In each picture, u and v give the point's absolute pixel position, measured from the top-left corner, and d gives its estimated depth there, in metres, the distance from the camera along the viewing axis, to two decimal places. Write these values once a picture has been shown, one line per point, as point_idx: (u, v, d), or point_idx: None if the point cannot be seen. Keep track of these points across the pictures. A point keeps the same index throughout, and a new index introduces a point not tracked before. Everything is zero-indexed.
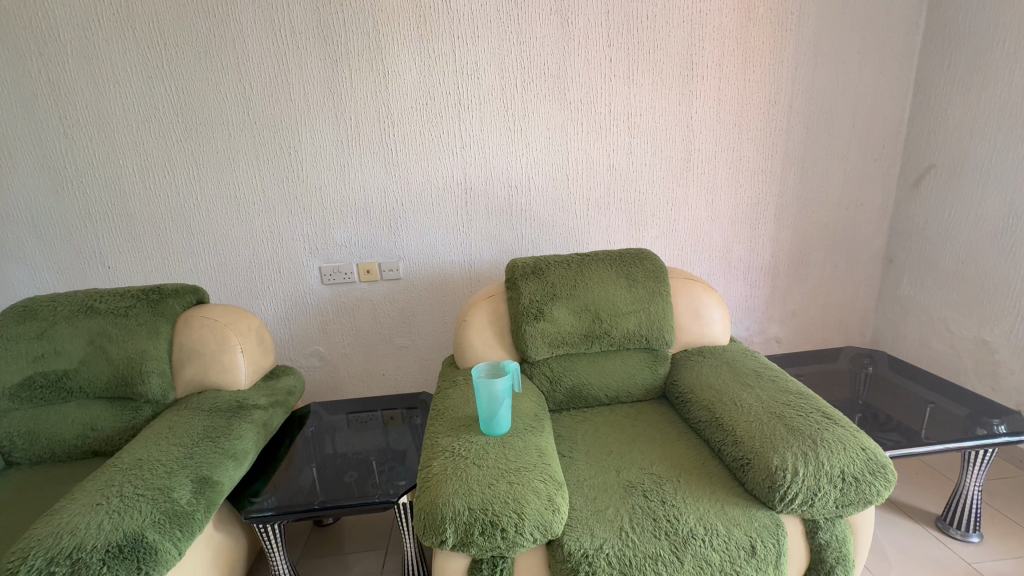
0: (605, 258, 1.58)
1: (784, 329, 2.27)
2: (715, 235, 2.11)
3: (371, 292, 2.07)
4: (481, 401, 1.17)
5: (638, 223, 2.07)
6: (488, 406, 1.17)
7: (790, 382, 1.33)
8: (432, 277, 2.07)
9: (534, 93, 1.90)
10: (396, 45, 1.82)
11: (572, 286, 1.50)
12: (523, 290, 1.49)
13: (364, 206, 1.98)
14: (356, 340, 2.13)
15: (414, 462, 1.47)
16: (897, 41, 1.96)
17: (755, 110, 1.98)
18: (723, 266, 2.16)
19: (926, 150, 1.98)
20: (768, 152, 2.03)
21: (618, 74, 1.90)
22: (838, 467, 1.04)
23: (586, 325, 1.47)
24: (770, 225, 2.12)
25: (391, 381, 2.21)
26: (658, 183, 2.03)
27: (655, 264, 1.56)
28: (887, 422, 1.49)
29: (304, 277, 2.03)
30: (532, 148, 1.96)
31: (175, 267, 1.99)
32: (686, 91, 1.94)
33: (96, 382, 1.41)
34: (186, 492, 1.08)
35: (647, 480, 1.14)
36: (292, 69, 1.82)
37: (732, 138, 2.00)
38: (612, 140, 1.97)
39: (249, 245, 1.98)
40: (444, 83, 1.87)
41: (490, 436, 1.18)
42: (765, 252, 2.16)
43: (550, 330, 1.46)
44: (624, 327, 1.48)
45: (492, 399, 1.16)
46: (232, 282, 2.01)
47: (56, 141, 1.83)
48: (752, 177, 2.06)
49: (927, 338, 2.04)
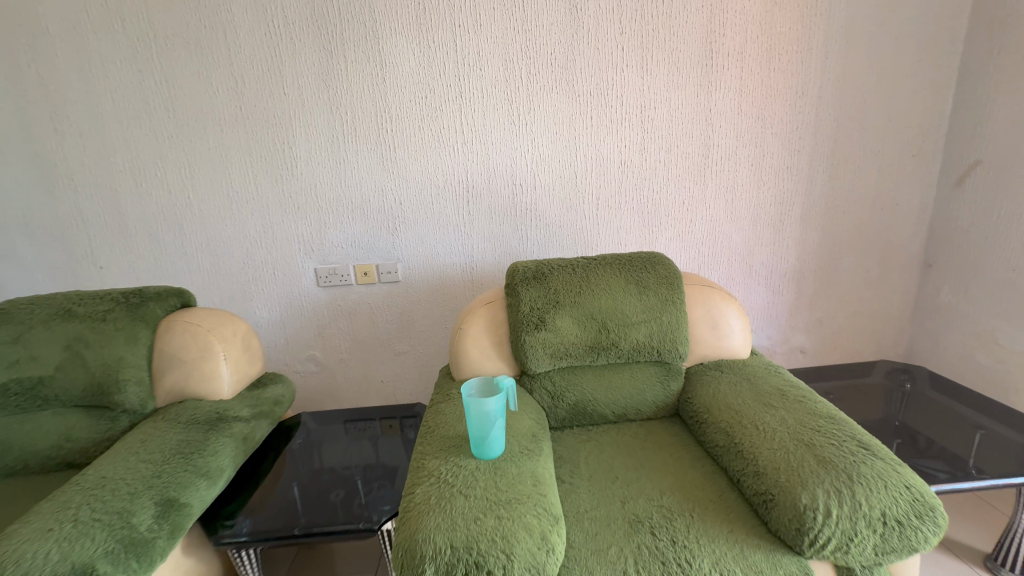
0: (613, 262, 1.45)
1: (810, 339, 2.11)
2: (735, 237, 1.96)
3: (368, 296, 1.98)
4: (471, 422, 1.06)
5: (651, 225, 1.94)
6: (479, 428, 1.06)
7: (820, 404, 1.19)
8: (431, 279, 1.97)
9: (540, 85, 1.78)
10: (393, 35, 1.72)
11: (577, 293, 1.38)
12: (523, 296, 1.38)
13: (362, 206, 1.88)
14: (354, 345, 2.04)
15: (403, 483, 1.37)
16: (939, 26, 1.79)
17: (780, 101, 1.83)
18: (743, 270, 2.01)
19: (972, 145, 1.80)
20: (794, 148, 1.88)
21: (630, 65, 1.77)
22: (879, 508, 0.90)
23: (592, 336, 1.36)
24: (795, 227, 1.96)
25: (390, 388, 2.11)
26: (674, 181, 1.89)
27: (668, 269, 1.43)
28: (930, 448, 1.33)
29: (299, 278, 1.95)
30: (538, 145, 1.84)
31: (167, 268, 1.92)
32: (704, 82, 1.80)
33: (73, 390, 1.34)
34: (148, 516, 0.99)
35: (656, 514, 1.02)
36: (285, 61, 1.74)
37: (755, 132, 1.85)
38: (623, 135, 1.84)
39: (243, 245, 1.90)
40: (445, 75, 1.76)
41: (482, 459, 1.07)
42: (790, 256, 2.00)
43: (552, 340, 1.35)
44: (633, 338, 1.36)
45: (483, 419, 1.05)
46: (225, 284, 1.94)
47: (46, 138, 1.78)
48: (776, 175, 1.90)
49: (971, 352, 1.86)
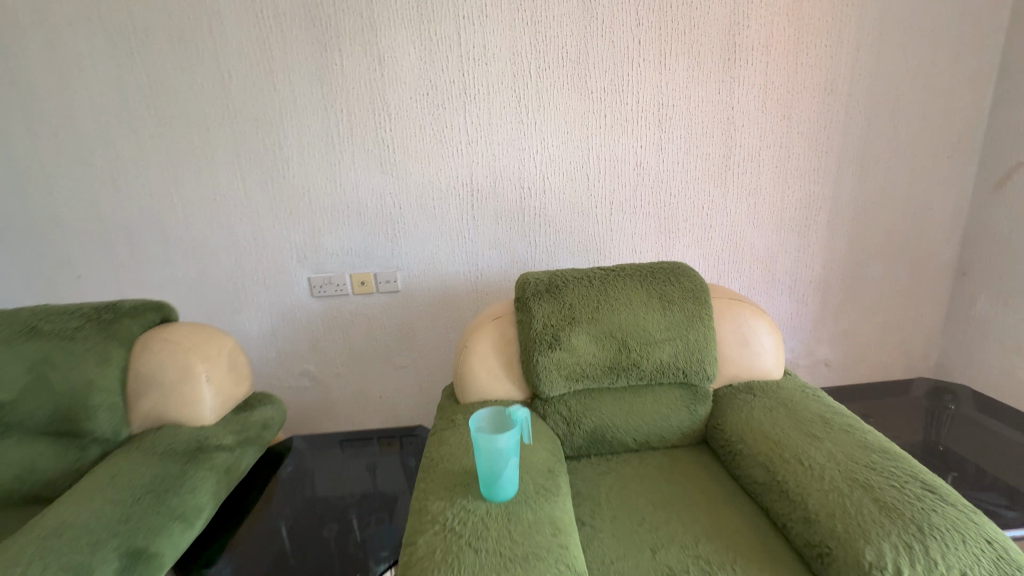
0: (634, 273, 1.33)
1: (835, 351, 1.98)
2: (758, 243, 1.84)
3: (366, 306, 1.85)
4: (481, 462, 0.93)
5: (668, 231, 1.81)
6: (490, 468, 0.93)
7: (870, 435, 1.06)
8: (433, 289, 1.84)
9: (550, 81, 1.66)
10: (392, 27, 1.60)
11: (595, 308, 1.26)
12: (536, 311, 1.25)
13: (359, 210, 1.76)
14: (350, 359, 1.91)
15: (403, 517, 1.24)
16: (978, 18, 1.66)
17: (807, 98, 1.70)
18: (766, 279, 1.88)
19: (1014, 146, 1.68)
20: (822, 149, 1.75)
21: (648, 59, 1.65)
22: (959, 568, 0.78)
23: (611, 355, 1.24)
24: (822, 233, 1.84)
25: (389, 404, 1.98)
26: (693, 184, 1.77)
27: (694, 281, 1.31)
28: (985, 480, 1.21)
29: (291, 288, 1.82)
30: (548, 145, 1.72)
31: (150, 277, 1.79)
32: (726, 78, 1.67)
33: (38, 416, 1.21)
34: (110, 572, 0.89)
35: (692, 568, 0.89)
36: (276, 55, 1.61)
37: (780, 132, 1.73)
38: (639, 135, 1.71)
39: (231, 253, 1.78)
40: (448, 70, 1.64)
41: (493, 502, 0.94)
42: (815, 263, 1.88)
43: (567, 360, 1.23)
44: (656, 358, 1.24)
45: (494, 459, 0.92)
46: (212, 294, 1.81)
47: (19, 137, 1.66)
48: (802, 177, 1.78)
49: (1011, 368, 1.74)
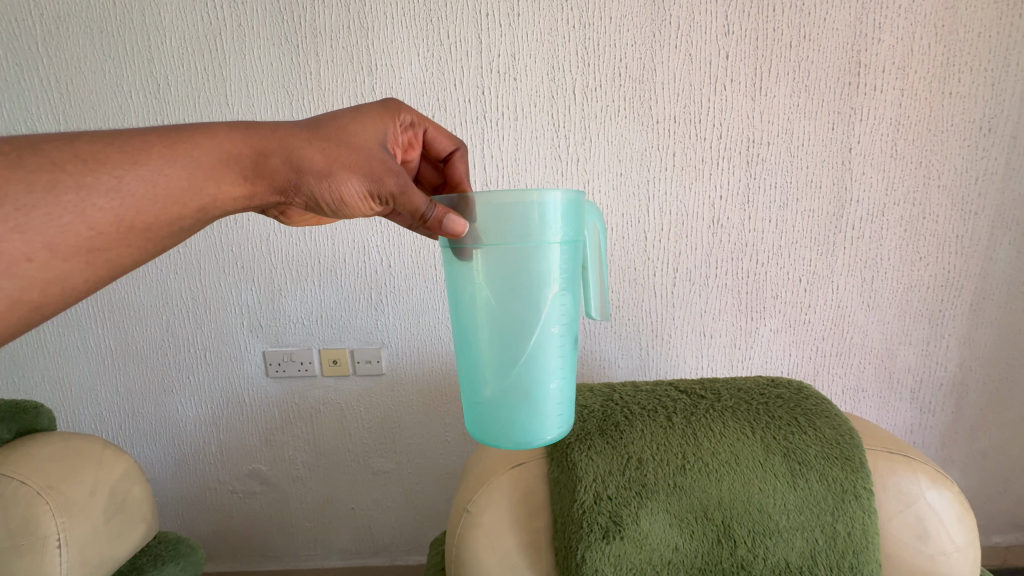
0: (738, 407, 0.85)
1: (966, 478, 1.45)
2: (871, 331, 1.34)
3: (338, 392, 1.38)
4: (470, 311, 0.63)
5: (749, 309, 1.34)
6: (499, 359, 0.63)
7: None
8: (429, 374, 1.37)
9: (602, 104, 1.22)
10: (389, 28, 1.19)
11: (680, 468, 0.78)
12: (582, 469, 0.78)
13: (335, 268, 1.31)
14: (314, 461, 1.43)
15: None
16: None
17: (953, 141, 1.22)
18: (880, 378, 1.37)
19: None
20: (968, 210, 1.26)
21: (738, 80, 1.20)
22: None
23: (703, 551, 0.75)
24: (963, 321, 1.33)
25: (362, 521, 1.48)
26: (788, 249, 1.30)
27: (837, 427, 0.82)
28: None
29: (240, 365, 1.37)
30: (594, 189, 1.27)
31: (52, 344, 1.35)
32: (844, 109, 1.21)
33: None
34: None
35: None
36: (230, 57, 1.22)
37: (913, 184, 1.25)
38: (718, 181, 1.26)
39: (161, 316, 1.34)
40: (462, 87, 1.22)
41: (557, 200, 0.60)
42: (950, 361, 1.36)
43: (631, 558, 0.74)
44: (780, 559, 0.75)
45: (518, 355, 0.63)
46: (137, 367, 1.37)
47: None
48: (939, 246, 1.28)
49: None
